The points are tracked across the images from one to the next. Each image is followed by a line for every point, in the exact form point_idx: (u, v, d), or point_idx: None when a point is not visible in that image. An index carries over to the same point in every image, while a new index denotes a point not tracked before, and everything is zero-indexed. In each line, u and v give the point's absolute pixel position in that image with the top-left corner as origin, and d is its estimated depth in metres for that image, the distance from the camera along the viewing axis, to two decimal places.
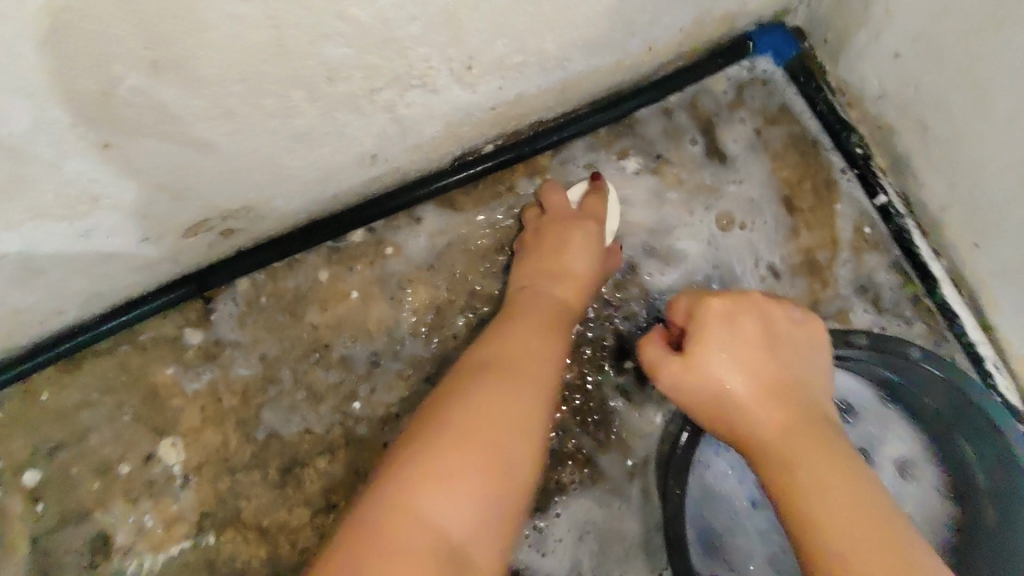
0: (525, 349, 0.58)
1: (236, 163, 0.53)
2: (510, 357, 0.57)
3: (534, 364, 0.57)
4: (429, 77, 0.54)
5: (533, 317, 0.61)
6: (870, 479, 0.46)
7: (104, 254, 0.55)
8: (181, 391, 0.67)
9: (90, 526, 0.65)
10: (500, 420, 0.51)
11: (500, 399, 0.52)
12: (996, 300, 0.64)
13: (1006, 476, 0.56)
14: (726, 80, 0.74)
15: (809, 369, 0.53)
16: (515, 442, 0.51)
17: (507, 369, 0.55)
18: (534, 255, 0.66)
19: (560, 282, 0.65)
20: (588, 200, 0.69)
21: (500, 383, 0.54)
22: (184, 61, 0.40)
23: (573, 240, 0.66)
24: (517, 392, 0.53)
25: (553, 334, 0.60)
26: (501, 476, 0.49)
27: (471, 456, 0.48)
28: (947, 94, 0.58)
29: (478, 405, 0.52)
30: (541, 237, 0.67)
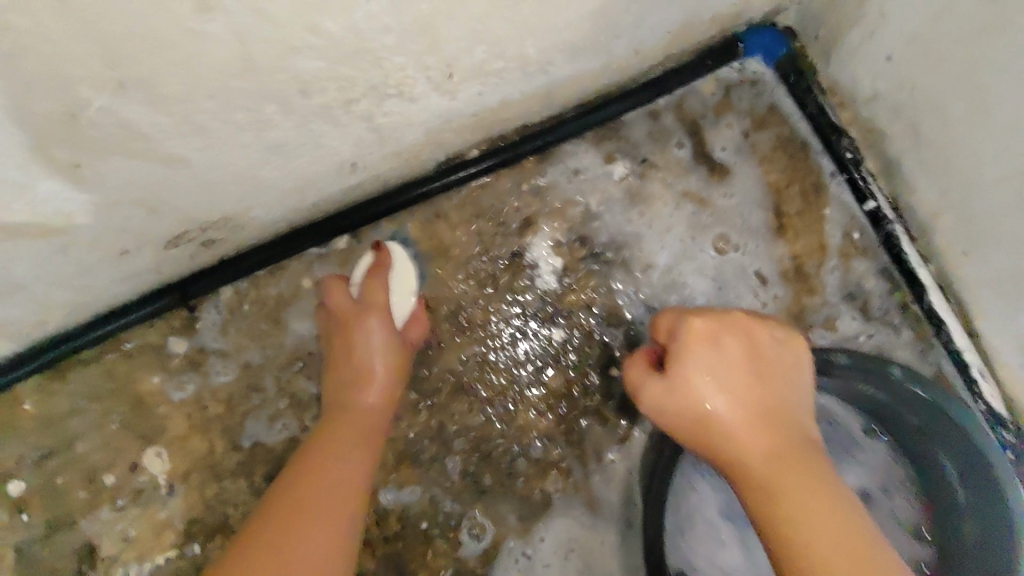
0: (339, 472, 0.57)
1: (213, 176, 0.52)
2: (325, 462, 0.57)
3: (341, 481, 0.56)
4: (406, 86, 0.53)
5: (330, 442, 0.58)
6: (854, 511, 0.46)
7: (81, 268, 0.55)
8: (166, 399, 0.67)
9: (79, 533, 0.65)
10: (295, 546, 0.51)
11: (331, 463, 0.57)
12: (983, 306, 0.64)
13: (931, 472, 0.63)
14: (714, 81, 0.73)
15: (794, 391, 0.53)
16: (331, 518, 0.54)
17: (321, 482, 0.55)
18: (337, 339, 0.64)
19: (368, 389, 0.62)
20: (372, 278, 0.63)
21: (329, 459, 0.57)
22: (149, 80, 0.39)
23: (368, 341, 0.62)
24: (344, 453, 0.58)
25: (345, 458, 0.57)
26: (335, 537, 0.53)
27: (307, 543, 0.51)
28: (943, 99, 0.57)
29: (318, 490, 0.54)
30: (339, 359, 0.63)
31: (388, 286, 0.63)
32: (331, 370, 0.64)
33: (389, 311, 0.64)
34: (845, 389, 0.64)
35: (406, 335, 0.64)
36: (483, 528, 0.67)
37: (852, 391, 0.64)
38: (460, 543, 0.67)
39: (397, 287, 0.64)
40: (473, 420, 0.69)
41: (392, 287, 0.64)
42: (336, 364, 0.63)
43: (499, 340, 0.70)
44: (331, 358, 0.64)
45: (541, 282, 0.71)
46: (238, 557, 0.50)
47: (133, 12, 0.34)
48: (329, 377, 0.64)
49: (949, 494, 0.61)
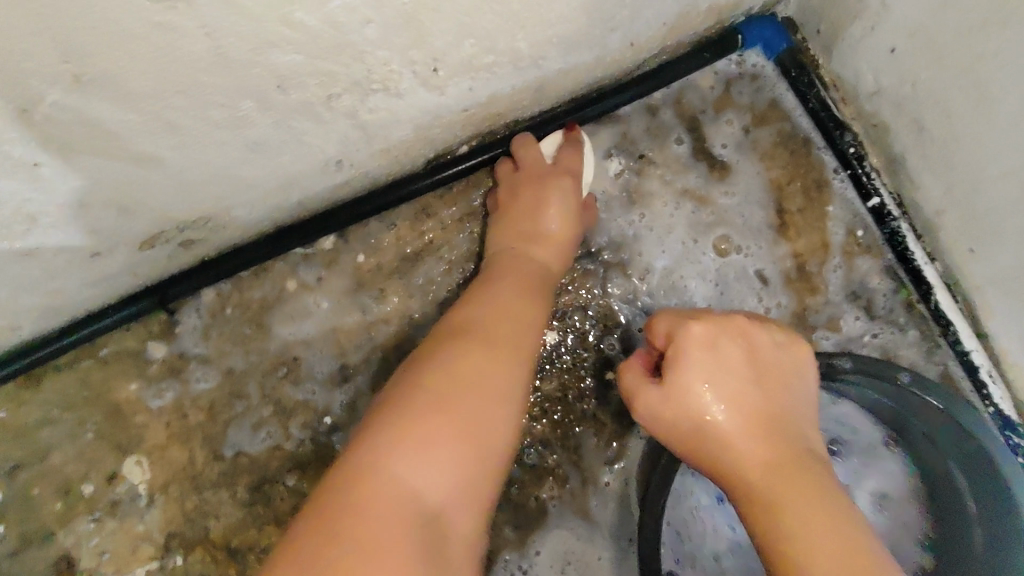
0: (514, 331, 0.57)
1: (188, 176, 0.50)
2: (500, 318, 0.57)
3: (509, 342, 0.55)
4: (391, 81, 0.50)
5: (490, 314, 0.57)
6: (862, 524, 0.43)
7: (51, 272, 0.52)
8: (144, 407, 0.65)
9: (54, 547, 0.62)
10: (484, 387, 0.51)
11: (475, 367, 0.52)
12: (991, 306, 0.62)
13: (939, 478, 0.61)
14: (713, 74, 0.71)
15: (795, 399, 0.51)
16: (486, 418, 0.50)
17: (501, 348, 0.55)
18: (507, 219, 0.65)
19: (542, 244, 0.64)
20: (563, 154, 0.66)
21: (490, 366, 0.52)
22: (112, 75, 0.36)
23: (540, 198, 0.64)
24: (501, 366, 0.53)
25: (529, 297, 0.60)
26: (488, 418, 0.50)
27: (448, 419, 0.48)
28: (945, 94, 0.55)
29: (483, 371, 0.52)
30: (508, 220, 0.65)
31: (571, 168, 0.66)
32: (496, 226, 0.66)
33: (565, 171, 0.66)
34: (853, 393, 0.62)
35: (580, 215, 0.67)
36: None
37: (858, 394, 0.62)
38: None
39: (584, 169, 0.68)
40: None
41: (580, 163, 0.67)
42: (504, 213, 0.66)
43: None
44: (497, 216, 0.66)
45: None
46: (401, 413, 0.48)
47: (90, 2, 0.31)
48: (500, 235, 0.65)
49: (958, 501, 0.59)
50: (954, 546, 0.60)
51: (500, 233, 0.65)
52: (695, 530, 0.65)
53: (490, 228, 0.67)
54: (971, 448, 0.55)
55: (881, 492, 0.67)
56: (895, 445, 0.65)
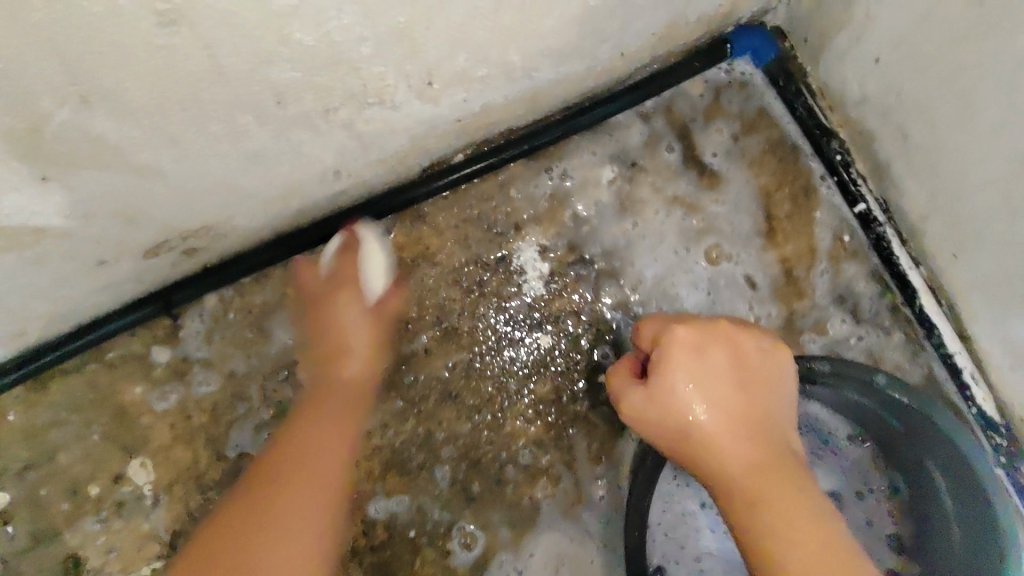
0: (319, 442, 0.62)
1: (191, 186, 0.51)
2: (305, 450, 0.61)
3: (304, 459, 0.61)
4: (386, 94, 0.52)
5: (331, 412, 0.63)
6: (838, 527, 0.46)
7: (59, 279, 0.54)
8: (149, 409, 0.67)
9: (62, 545, 0.64)
10: (281, 501, 0.59)
11: (286, 498, 0.59)
12: (975, 310, 0.63)
13: (914, 479, 0.63)
14: (703, 82, 0.72)
15: (777, 403, 0.52)
16: (293, 529, 0.58)
17: (302, 470, 0.60)
18: (314, 346, 0.67)
19: (352, 362, 0.65)
20: (342, 266, 0.65)
21: (299, 483, 0.60)
22: (115, 92, 0.38)
23: (339, 325, 0.65)
24: (314, 483, 0.60)
25: (345, 428, 0.63)
26: (323, 506, 0.61)
27: (268, 546, 0.56)
28: (930, 103, 0.56)
29: (300, 479, 0.60)
30: (311, 322, 0.67)
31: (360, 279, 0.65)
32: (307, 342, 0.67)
33: (367, 293, 0.65)
34: (833, 396, 0.63)
35: (381, 316, 0.66)
36: (474, 537, 0.67)
37: (838, 397, 0.63)
38: (450, 552, 0.67)
39: (372, 270, 0.65)
40: (460, 428, 0.68)
41: (374, 272, 0.65)
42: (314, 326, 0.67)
43: (486, 347, 0.69)
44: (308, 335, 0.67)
45: (528, 288, 0.70)
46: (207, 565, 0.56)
47: (93, 25, 0.33)
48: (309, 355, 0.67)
49: (934, 501, 0.61)
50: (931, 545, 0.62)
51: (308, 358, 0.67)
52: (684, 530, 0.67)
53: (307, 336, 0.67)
54: (953, 457, 0.57)
55: (839, 491, 0.67)
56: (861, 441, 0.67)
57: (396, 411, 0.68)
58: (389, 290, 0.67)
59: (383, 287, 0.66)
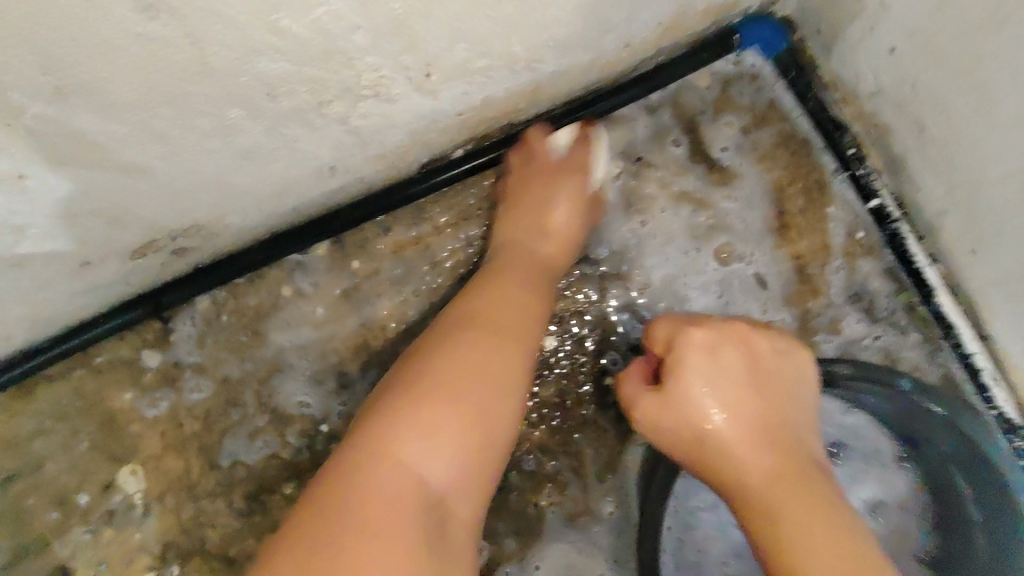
0: (514, 312, 0.58)
1: (178, 185, 0.49)
2: (500, 309, 0.57)
3: (511, 323, 0.57)
4: (383, 86, 0.49)
5: (494, 283, 0.60)
6: (863, 535, 0.44)
7: (40, 283, 0.52)
8: (139, 416, 0.64)
9: (49, 558, 0.62)
10: (469, 371, 0.52)
11: (475, 354, 0.53)
12: (995, 309, 0.61)
13: (940, 486, 0.61)
14: (711, 75, 0.70)
15: (795, 405, 0.50)
16: (476, 423, 0.50)
17: (478, 351, 0.53)
18: (506, 218, 0.66)
19: (550, 236, 0.65)
20: (576, 151, 0.66)
21: (483, 350, 0.54)
22: (94, 85, 0.36)
23: (564, 194, 0.65)
24: (507, 350, 0.55)
25: (528, 291, 0.61)
26: (501, 379, 0.53)
27: (452, 404, 0.49)
28: (945, 94, 0.54)
29: (466, 353, 0.53)
30: (526, 193, 0.65)
31: (590, 163, 0.66)
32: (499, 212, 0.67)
33: (588, 177, 0.67)
34: (852, 399, 0.61)
35: (590, 212, 0.67)
36: (478, 548, 0.65)
37: (856, 400, 0.61)
38: None
39: (597, 167, 0.67)
40: None
41: (600, 162, 0.67)
42: (510, 202, 0.66)
43: None
44: (501, 209, 0.67)
45: None
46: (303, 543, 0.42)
47: (65, 12, 0.31)
48: (500, 227, 0.66)
49: (959, 509, 0.59)
50: (958, 556, 0.60)
51: (498, 234, 0.66)
52: (695, 536, 0.65)
53: (493, 219, 0.67)
54: (974, 461, 0.55)
55: (878, 501, 0.65)
56: (904, 459, 0.64)
57: None
58: (586, 156, 0.66)
59: (586, 158, 0.66)
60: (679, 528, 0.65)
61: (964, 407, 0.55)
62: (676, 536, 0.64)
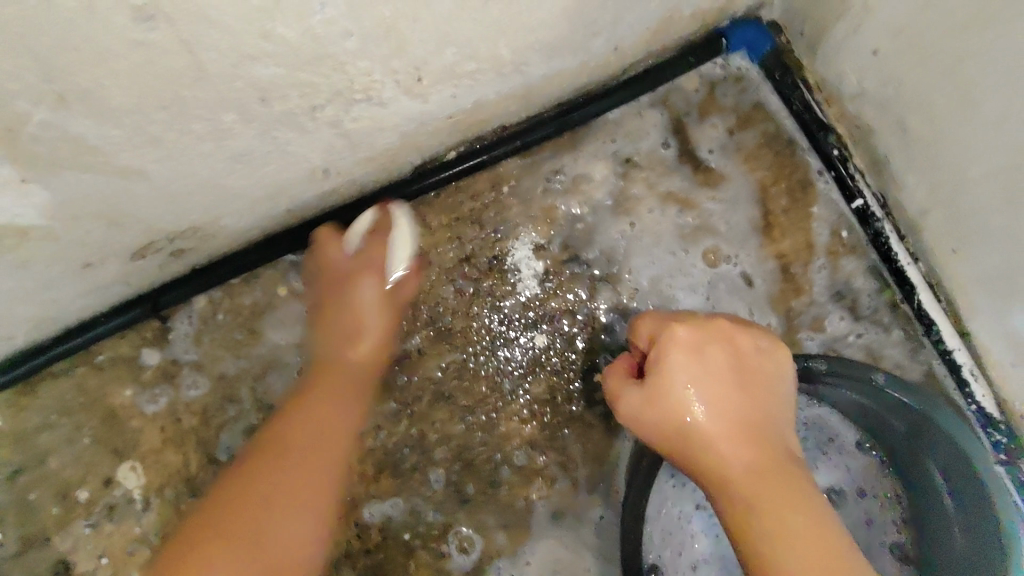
0: (336, 420, 0.61)
1: (175, 187, 0.51)
2: (305, 432, 0.60)
3: (323, 439, 0.60)
4: (373, 90, 0.51)
5: (325, 388, 0.62)
6: (837, 531, 0.45)
7: (44, 282, 0.53)
8: (139, 412, 0.66)
9: (51, 550, 0.64)
10: (275, 490, 0.57)
11: (280, 471, 0.58)
12: (975, 306, 0.62)
13: (915, 480, 0.62)
14: (698, 77, 0.71)
15: (776, 404, 0.52)
16: (285, 513, 0.56)
17: (296, 441, 0.59)
18: (330, 293, 0.65)
19: (364, 342, 0.64)
20: (370, 245, 0.64)
21: (286, 473, 0.58)
22: (92, 91, 0.37)
23: (357, 305, 0.64)
24: (309, 469, 0.59)
25: (343, 406, 0.62)
26: (312, 494, 0.58)
27: (245, 549, 0.54)
28: (929, 94, 0.55)
29: (299, 437, 0.59)
30: (337, 300, 0.65)
31: (387, 264, 0.64)
32: (325, 297, 0.65)
33: (389, 276, 0.65)
34: (831, 395, 0.62)
35: (400, 293, 0.66)
36: (471, 542, 0.66)
37: (834, 396, 0.62)
38: (448, 555, 0.66)
39: (397, 252, 0.64)
40: (453, 428, 0.67)
41: (398, 255, 0.64)
42: (323, 314, 0.65)
43: (480, 347, 0.69)
44: (327, 293, 0.65)
45: (522, 286, 0.70)
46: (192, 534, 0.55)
47: (65, 22, 0.32)
48: (320, 329, 0.66)
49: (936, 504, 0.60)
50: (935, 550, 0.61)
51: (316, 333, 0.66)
52: (679, 530, 0.66)
53: (321, 299, 0.66)
54: (953, 457, 0.56)
55: (838, 488, 0.66)
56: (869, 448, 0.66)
57: (389, 412, 0.67)
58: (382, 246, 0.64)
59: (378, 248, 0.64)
60: (665, 522, 0.66)
61: (941, 403, 0.56)
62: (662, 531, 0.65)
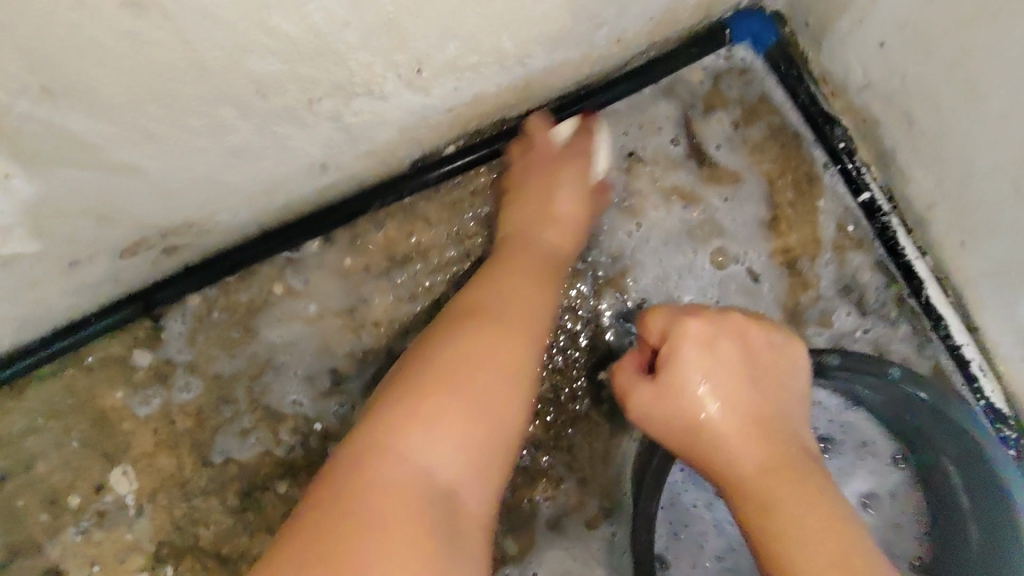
0: (515, 299, 0.58)
1: (168, 183, 0.49)
2: (500, 304, 0.57)
3: (515, 321, 0.56)
4: (375, 84, 0.49)
5: (515, 275, 0.60)
6: (855, 528, 0.44)
7: (30, 282, 0.51)
8: (131, 414, 0.64)
9: (40, 558, 0.62)
10: (473, 364, 0.52)
11: (483, 350, 0.53)
12: (982, 300, 0.61)
13: (934, 475, 0.61)
14: (702, 69, 0.70)
15: (789, 398, 0.51)
16: (485, 394, 0.51)
17: (502, 326, 0.55)
18: (522, 203, 0.65)
19: (555, 227, 0.65)
20: (578, 137, 0.65)
21: (490, 351, 0.53)
22: (82, 85, 0.35)
23: (569, 183, 0.65)
24: (518, 338, 0.55)
25: (539, 286, 0.60)
26: (513, 383, 0.53)
27: (455, 412, 0.49)
28: (936, 88, 0.54)
29: (504, 322, 0.56)
30: (532, 192, 0.65)
31: (592, 156, 0.66)
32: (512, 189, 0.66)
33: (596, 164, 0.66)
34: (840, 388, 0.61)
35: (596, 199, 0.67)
36: None
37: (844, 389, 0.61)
38: None
39: (600, 157, 0.67)
40: None
41: (601, 157, 0.67)
42: (516, 194, 0.65)
43: None
44: (512, 199, 0.66)
45: None
46: (384, 408, 0.50)
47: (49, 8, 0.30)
48: (517, 205, 0.65)
49: (954, 498, 0.59)
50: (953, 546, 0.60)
51: (513, 207, 0.65)
52: (691, 526, 0.65)
53: (511, 195, 0.66)
54: (971, 449, 0.55)
55: (870, 493, 0.66)
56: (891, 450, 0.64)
57: None
58: (581, 159, 0.65)
59: (580, 159, 0.65)
60: (674, 519, 0.65)
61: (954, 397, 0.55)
62: (671, 529, 0.65)
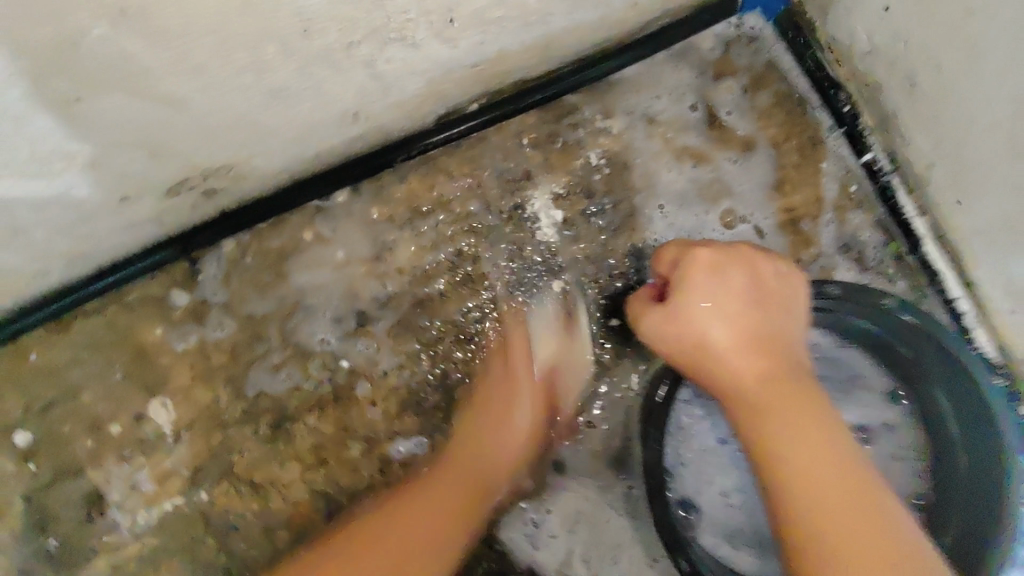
0: (454, 486, 0.63)
1: (211, 121, 0.52)
2: (455, 470, 0.64)
3: (454, 490, 0.62)
4: (408, 30, 0.53)
5: (471, 436, 0.65)
6: (848, 441, 0.48)
7: (84, 215, 0.55)
8: (169, 349, 0.68)
9: (84, 480, 0.66)
10: (403, 520, 0.59)
11: (417, 514, 0.60)
12: (976, 254, 0.65)
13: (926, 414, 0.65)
14: (713, 36, 0.74)
15: (794, 324, 0.54)
16: (410, 527, 0.59)
17: (434, 498, 0.61)
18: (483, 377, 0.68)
19: (509, 392, 0.67)
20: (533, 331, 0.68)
21: (428, 492, 0.62)
22: (146, 11, 0.39)
23: (504, 382, 0.67)
24: (439, 507, 0.61)
25: (492, 461, 0.65)
26: (429, 524, 0.59)
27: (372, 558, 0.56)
28: (937, 50, 0.57)
29: (431, 500, 0.61)
30: (487, 367, 0.69)
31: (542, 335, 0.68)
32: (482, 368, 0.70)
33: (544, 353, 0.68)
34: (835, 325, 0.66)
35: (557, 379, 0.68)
36: None
37: (840, 325, 0.66)
38: None
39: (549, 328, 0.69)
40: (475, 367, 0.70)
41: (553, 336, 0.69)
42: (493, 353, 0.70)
43: (499, 293, 0.71)
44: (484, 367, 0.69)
45: (540, 235, 0.72)
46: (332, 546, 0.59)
47: None
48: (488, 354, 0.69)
49: (943, 436, 0.63)
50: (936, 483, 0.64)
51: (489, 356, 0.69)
52: (701, 457, 0.68)
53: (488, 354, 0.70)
54: (958, 378, 0.60)
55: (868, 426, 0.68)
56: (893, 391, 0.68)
57: (414, 351, 0.70)
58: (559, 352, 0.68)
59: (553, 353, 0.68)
60: (684, 450, 0.68)
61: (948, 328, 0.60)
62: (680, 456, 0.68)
